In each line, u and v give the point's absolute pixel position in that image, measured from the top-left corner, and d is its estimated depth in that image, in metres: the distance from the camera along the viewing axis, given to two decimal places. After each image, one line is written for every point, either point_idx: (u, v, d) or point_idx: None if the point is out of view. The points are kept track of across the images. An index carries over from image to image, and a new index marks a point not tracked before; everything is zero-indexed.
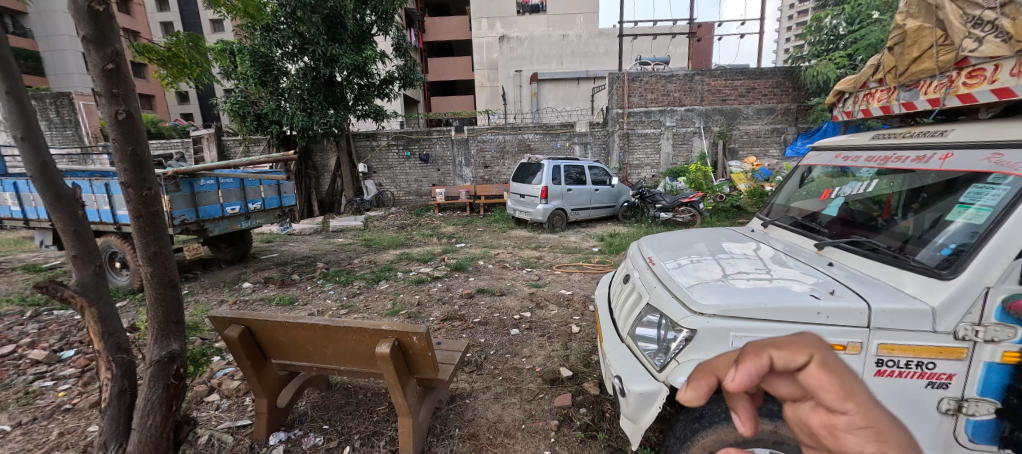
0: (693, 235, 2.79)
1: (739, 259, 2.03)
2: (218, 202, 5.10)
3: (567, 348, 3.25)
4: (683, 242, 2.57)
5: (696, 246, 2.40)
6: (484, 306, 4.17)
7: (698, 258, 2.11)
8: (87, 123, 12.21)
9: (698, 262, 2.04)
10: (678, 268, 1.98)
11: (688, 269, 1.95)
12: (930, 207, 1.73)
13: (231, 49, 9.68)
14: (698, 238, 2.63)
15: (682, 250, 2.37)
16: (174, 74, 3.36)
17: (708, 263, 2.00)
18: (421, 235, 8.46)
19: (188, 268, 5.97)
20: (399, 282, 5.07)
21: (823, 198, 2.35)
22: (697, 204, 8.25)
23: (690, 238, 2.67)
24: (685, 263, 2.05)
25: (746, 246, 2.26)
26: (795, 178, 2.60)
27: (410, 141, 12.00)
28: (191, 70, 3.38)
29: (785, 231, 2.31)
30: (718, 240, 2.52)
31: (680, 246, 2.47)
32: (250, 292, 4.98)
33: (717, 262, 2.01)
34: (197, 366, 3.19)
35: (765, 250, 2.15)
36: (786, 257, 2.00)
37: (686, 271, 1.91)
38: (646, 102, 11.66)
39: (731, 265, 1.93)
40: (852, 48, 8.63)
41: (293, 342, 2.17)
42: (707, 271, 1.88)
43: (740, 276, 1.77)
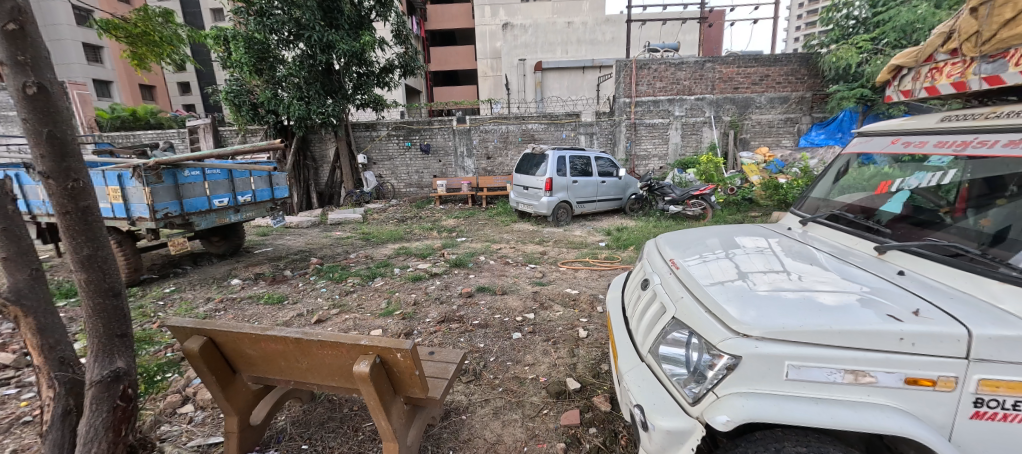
0: (715, 231, 2.49)
1: (777, 262, 1.73)
2: (204, 195, 4.83)
3: (573, 355, 2.96)
4: (703, 239, 2.29)
5: (720, 243, 2.11)
6: (484, 306, 3.89)
7: (726, 259, 1.83)
8: (81, 113, 11.98)
9: (728, 265, 1.75)
10: (706, 273, 1.68)
11: (717, 274, 1.66)
12: (998, 203, 1.56)
13: (225, 35, 9.37)
14: (719, 234, 2.35)
15: (703, 248, 2.09)
16: (145, 54, 3.20)
17: (742, 267, 1.71)
18: (421, 229, 8.18)
19: (178, 263, 5.73)
20: (396, 279, 4.80)
21: (878, 192, 2.04)
22: (708, 197, 7.89)
23: (711, 234, 2.38)
24: (713, 266, 1.76)
25: (778, 246, 1.98)
26: (836, 168, 2.29)
27: (410, 131, 11.66)
28: (162, 49, 3.22)
29: (827, 231, 2.02)
30: (742, 237, 2.24)
31: (700, 244, 2.19)
32: (238, 289, 4.72)
33: (749, 265, 1.72)
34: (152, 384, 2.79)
35: (804, 251, 1.87)
36: (831, 260, 1.71)
37: (716, 277, 1.62)
38: (655, 90, 11.25)
39: (769, 270, 1.65)
40: (876, 31, 8.17)
41: (263, 355, 1.89)
42: (742, 278, 1.58)
43: (784, 286, 1.48)
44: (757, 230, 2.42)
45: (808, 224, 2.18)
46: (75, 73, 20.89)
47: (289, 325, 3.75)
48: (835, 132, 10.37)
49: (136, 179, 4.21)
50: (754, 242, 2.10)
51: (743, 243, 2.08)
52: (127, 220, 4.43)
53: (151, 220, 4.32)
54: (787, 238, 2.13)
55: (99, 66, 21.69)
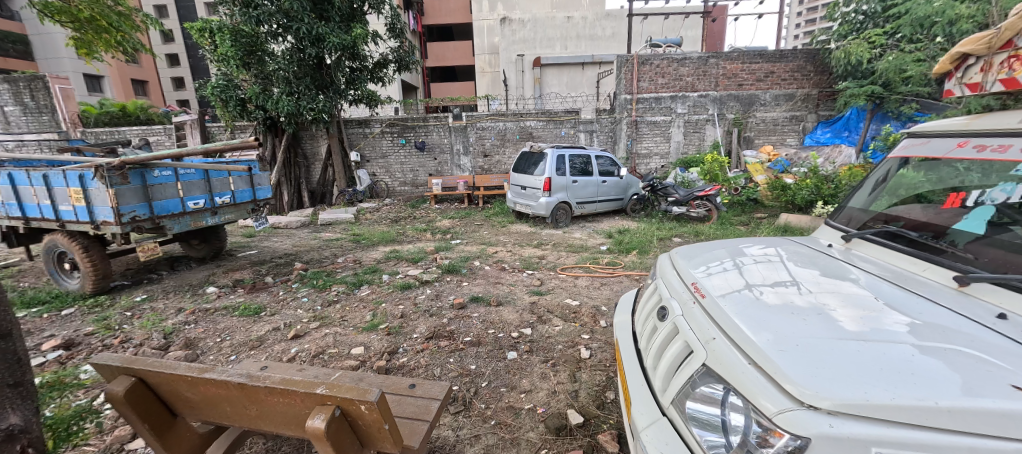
0: (732, 241, 2.21)
1: (822, 290, 1.47)
2: (177, 196, 4.50)
3: (575, 380, 2.65)
4: (718, 253, 2.02)
5: (741, 261, 1.84)
6: (477, 320, 3.57)
7: (758, 284, 1.56)
8: (64, 109, 11.62)
9: (762, 292, 1.49)
10: (738, 303, 1.42)
11: (750, 305, 1.39)
12: None
13: (211, 28, 8.99)
14: (737, 248, 2.07)
15: (721, 266, 1.81)
16: (94, 40, 3.41)
17: (779, 296, 1.44)
18: (414, 230, 7.86)
19: (153, 268, 5.40)
20: (383, 287, 4.48)
21: (951, 205, 1.81)
22: (713, 198, 7.56)
23: (729, 246, 2.09)
24: (742, 293, 1.50)
25: (816, 267, 1.71)
26: (876, 177, 2.12)
27: (405, 128, 11.31)
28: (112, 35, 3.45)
29: (877, 250, 1.75)
30: (767, 251, 1.96)
31: (717, 260, 1.91)
32: (213, 298, 4.38)
33: (788, 293, 1.46)
34: (75, 430, 2.32)
35: (852, 275, 1.60)
36: (891, 290, 1.45)
37: (752, 311, 1.35)
38: (657, 87, 10.95)
39: (814, 302, 1.39)
40: (892, 25, 7.82)
41: (205, 399, 1.57)
42: (785, 314, 1.32)
43: (843, 329, 1.22)
44: (786, 242, 2.13)
45: (852, 240, 1.89)
46: (66, 67, 20.50)
47: (263, 341, 3.42)
48: (841, 130, 10.11)
49: (99, 180, 3.89)
50: (785, 259, 1.82)
51: (770, 260, 1.81)
52: (91, 224, 4.10)
53: (117, 224, 3.99)
54: (825, 255, 1.86)
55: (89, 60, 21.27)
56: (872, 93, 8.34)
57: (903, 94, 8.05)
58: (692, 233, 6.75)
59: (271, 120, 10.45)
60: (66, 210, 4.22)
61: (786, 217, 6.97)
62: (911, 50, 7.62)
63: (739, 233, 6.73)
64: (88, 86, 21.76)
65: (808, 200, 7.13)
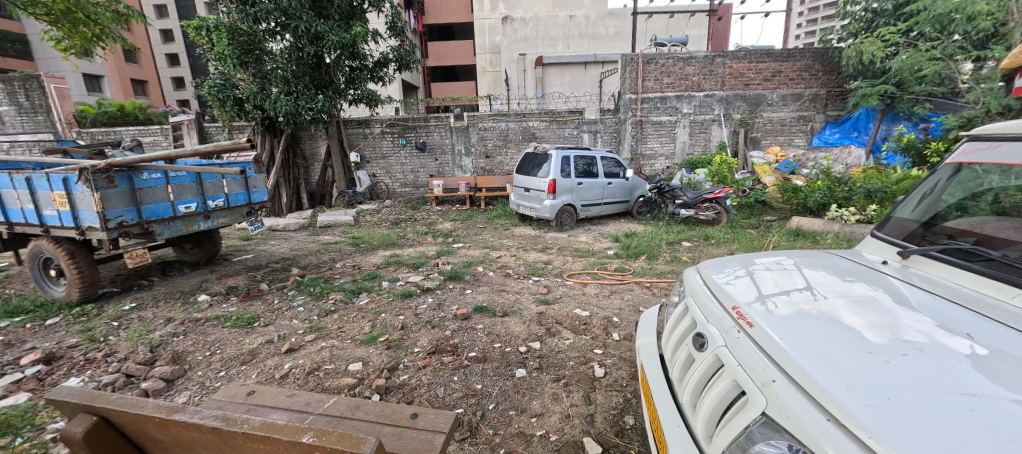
0: (766, 257, 2.03)
1: (881, 317, 1.31)
2: (167, 200, 4.30)
3: (590, 402, 2.45)
4: (743, 270, 1.84)
5: (774, 281, 1.67)
6: (481, 333, 3.37)
7: (805, 310, 1.39)
8: (59, 109, 11.40)
9: (813, 321, 1.32)
10: (791, 336, 1.24)
11: (807, 340, 1.22)
12: None
13: (207, 26, 8.80)
14: (764, 264, 1.90)
15: (753, 287, 1.64)
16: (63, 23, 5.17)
17: (834, 326, 1.28)
18: (415, 233, 7.66)
19: (145, 274, 5.21)
20: (382, 296, 4.28)
21: None
22: (723, 200, 7.31)
23: (764, 262, 1.91)
24: (791, 322, 1.32)
25: (864, 288, 1.54)
26: (925, 188, 1.99)
27: (406, 128, 11.11)
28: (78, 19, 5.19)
29: (942, 270, 1.58)
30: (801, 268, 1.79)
31: (746, 278, 1.74)
32: (205, 307, 4.18)
33: (842, 322, 1.30)
34: None
35: (911, 298, 1.44)
36: (963, 318, 1.29)
37: (813, 347, 1.17)
38: (662, 86, 10.74)
39: (877, 333, 1.22)
40: (909, 22, 7.55)
41: (177, 441, 1.37)
42: (852, 351, 1.15)
43: (929, 372, 1.05)
44: (826, 257, 1.96)
45: (911, 257, 1.71)
46: (65, 67, 20.37)
47: (255, 355, 3.21)
48: (850, 130, 9.90)
49: (83, 183, 3.69)
50: (824, 278, 1.66)
51: (807, 280, 1.65)
52: (75, 230, 3.90)
53: (102, 230, 3.79)
54: (870, 273, 1.70)
55: (89, 59, 21.14)
56: (885, 93, 8.08)
57: (916, 94, 7.83)
58: (702, 237, 6.54)
59: (269, 120, 10.27)
60: (50, 215, 4.03)
61: (798, 220, 6.76)
62: (927, 49, 7.37)
63: (750, 236, 6.52)
64: (87, 86, 21.59)
65: (820, 202, 6.82)
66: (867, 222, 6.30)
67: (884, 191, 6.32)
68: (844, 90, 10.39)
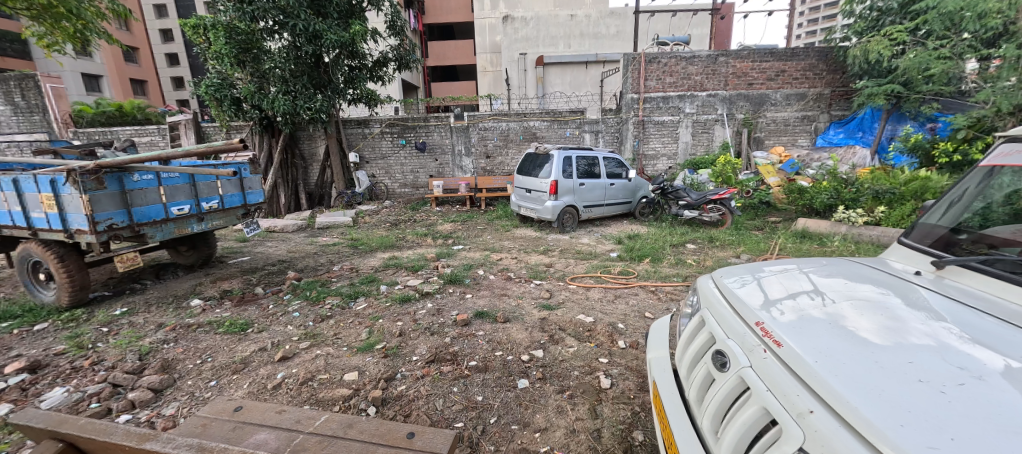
0: (785, 266, 1.92)
1: (910, 330, 1.22)
2: (159, 202, 4.19)
3: (596, 416, 2.33)
4: (755, 281, 1.74)
5: (790, 293, 1.57)
6: (482, 340, 3.26)
7: (829, 325, 1.30)
8: (56, 108, 11.26)
9: (841, 338, 1.22)
10: (822, 356, 1.14)
11: (842, 361, 1.12)
12: None
13: (204, 25, 8.70)
14: (775, 275, 1.80)
15: (770, 299, 1.54)
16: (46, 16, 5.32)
17: (872, 347, 1.17)
18: (414, 234, 7.54)
19: (138, 277, 5.10)
20: (380, 300, 4.15)
21: None
22: (727, 201, 7.18)
23: (784, 272, 1.80)
24: (819, 339, 1.23)
25: (888, 298, 1.46)
26: (953, 196, 1.91)
27: (405, 128, 10.99)
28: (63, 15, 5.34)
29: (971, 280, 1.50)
30: (818, 278, 1.70)
31: (761, 289, 1.64)
32: (198, 311, 4.06)
33: (876, 339, 1.20)
34: None
35: (942, 310, 1.35)
36: (1003, 332, 1.20)
37: (849, 370, 1.07)
38: (664, 86, 10.62)
39: (914, 351, 1.14)
40: (918, 20, 7.42)
41: None
42: (891, 375, 1.05)
43: (988, 404, 0.94)
44: (849, 265, 1.85)
45: (946, 267, 1.60)
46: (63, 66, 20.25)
47: (248, 363, 3.10)
48: (855, 130, 9.79)
49: (72, 185, 3.58)
50: (844, 289, 1.57)
51: (826, 291, 1.56)
52: (63, 233, 3.79)
53: (91, 234, 3.68)
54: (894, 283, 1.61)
55: (88, 59, 21.05)
56: (892, 92, 7.94)
57: (923, 94, 7.71)
58: (707, 238, 6.41)
59: (268, 120, 10.15)
60: (39, 218, 3.92)
61: (804, 222, 6.65)
62: (936, 46, 7.30)
63: (756, 238, 6.40)
64: (86, 86, 21.47)
65: (827, 204, 6.69)
66: (875, 223, 6.16)
67: (892, 192, 6.18)
68: (848, 90, 10.27)
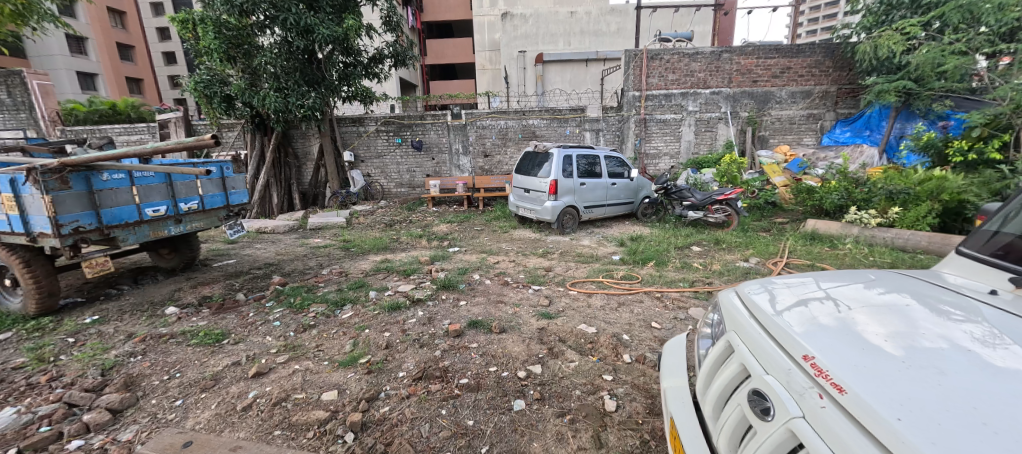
0: (820, 281, 1.71)
1: (996, 379, 1.04)
2: (132, 203, 3.92)
3: (600, 445, 2.08)
4: (787, 300, 1.54)
5: (818, 315, 1.40)
6: (475, 354, 3.00)
7: (882, 359, 1.14)
8: (43, 106, 10.98)
9: (904, 377, 1.06)
10: (900, 409, 0.96)
11: (927, 419, 0.93)
12: None
13: (193, 19, 8.42)
14: (790, 290, 1.63)
15: (797, 323, 1.36)
16: None
17: (965, 403, 0.97)
18: (408, 236, 7.27)
19: (115, 282, 4.83)
20: (367, 308, 3.88)
21: None
22: (734, 202, 6.91)
23: (821, 290, 1.60)
24: (883, 380, 1.05)
25: (924, 317, 1.33)
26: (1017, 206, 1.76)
27: (401, 126, 10.72)
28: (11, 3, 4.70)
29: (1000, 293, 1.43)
30: (856, 297, 1.52)
31: (791, 311, 1.44)
32: (173, 321, 3.80)
33: (958, 389, 1.02)
34: None
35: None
36: None
37: (941, 430, 0.89)
38: (667, 83, 10.36)
39: (989, 393, 1.00)
40: (932, 14, 7.17)
41: None
42: (1002, 446, 0.86)
43: None
44: (897, 280, 1.65)
45: None
46: (58, 65, 19.98)
47: (219, 379, 2.83)
48: (862, 128, 9.57)
49: (33, 185, 3.31)
50: (872, 307, 1.43)
51: (856, 312, 1.40)
52: (26, 236, 3.52)
53: (55, 238, 3.41)
54: (923, 294, 1.51)
55: (83, 57, 20.75)
56: (904, 89, 7.66)
57: (935, 91, 7.48)
58: (712, 240, 6.15)
59: (259, 118, 9.92)
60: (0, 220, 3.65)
61: (813, 223, 6.39)
62: (951, 41, 7.04)
63: (764, 240, 6.14)
64: (81, 85, 21.21)
65: (837, 204, 6.44)
66: (889, 224, 5.88)
67: (907, 193, 5.88)
68: (855, 87, 10.03)
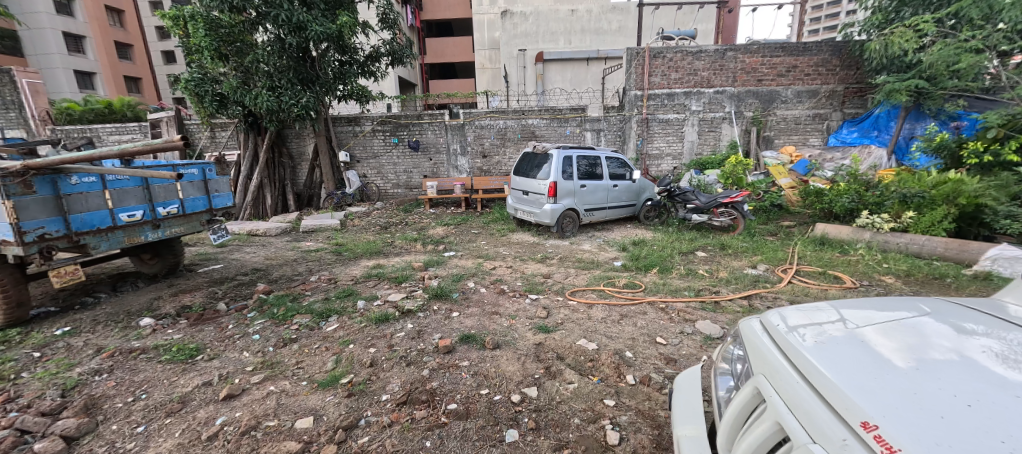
0: (855, 313, 1.56)
1: None
2: (105, 208, 3.71)
3: None
4: (825, 338, 1.38)
5: (864, 359, 1.24)
6: (466, 373, 2.77)
7: (959, 429, 0.97)
8: (32, 104, 10.77)
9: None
10: None
11: None
12: None
13: (182, 15, 8.16)
14: (813, 321, 1.50)
15: (827, 358, 1.26)
16: None
17: None
18: (403, 240, 7.04)
19: (92, 290, 4.61)
20: (354, 320, 3.64)
21: None
22: (740, 205, 6.66)
23: (860, 326, 1.45)
24: (939, 428, 0.97)
25: (980, 363, 1.20)
26: None
27: (398, 126, 10.48)
28: None
29: (996, 315, 1.47)
30: (901, 335, 1.36)
31: (832, 354, 1.28)
32: (147, 333, 3.58)
33: None
34: None
35: None
36: None
37: None
38: (669, 82, 10.12)
39: None
40: (946, 10, 6.91)
41: None
42: None
43: None
44: (943, 313, 1.50)
45: None
46: (54, 63, 19.78)
47: (186, 402, 2.61)
48: (870, 129, 9.33)
49: None
50: (889, 332, 1.39)
51: (878, 339, 1.34)
52: None
53: (18, 246, 3.19)
54: (960, 325, 1.41)
55: (81, 56, 20.56)
56: (916, 88, 7.39)
57: (948, 90, 7.23)
58: (718, 245, 5.91)
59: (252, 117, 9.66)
60: None
61: (823, 226, 6.16)
62: (967, 38, 6.78)
63: (771, 244, 5.91)
64: (79, 83, 21.03)
65: (847, 208, 6.15)
66: (902, 229, 5.60)
67: (921, 196, 5.52)
68: (863, 86, 9.78)
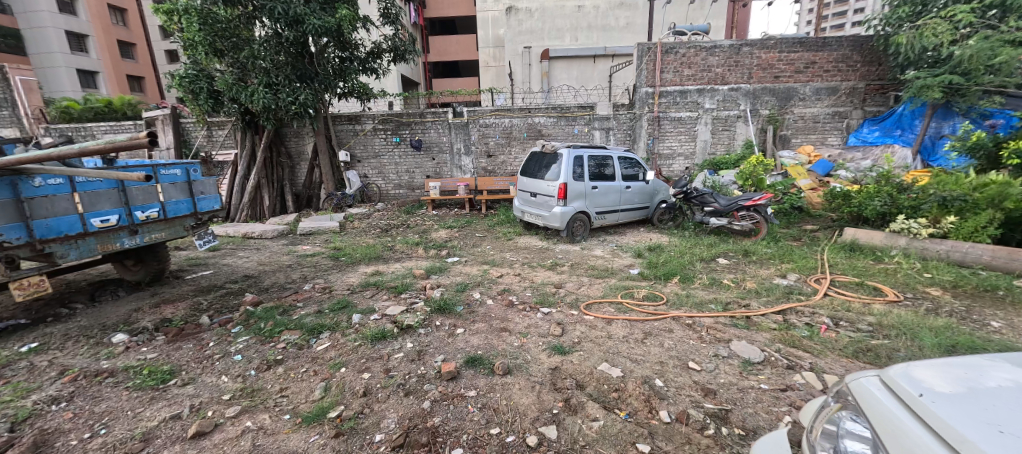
0: (986, 373, 1.30)
1: None
2: (75, 212, 3.37)
3: None
4: (984, 417, 1.08)
5: None
6: (472, 406, 2.40)
7: None
8: (26, 102, 10.42)
9: None
10: None
11: None
12: None
13: (175, 8, 7.84)
14: (947, 387, 1.22)
15: (1014, 451, 0.97)
16: None
17: None
18: (404, 244, 6.67)
19: (70, 300, 4.27)
20: (347, 337, 3.27)
21: None
22: (763, 208, 6.24)
23: (1010, 396, 1.17)
24: None
25: None
26: None
27: (400, 124, 10.12)
28: None
29: None
30: None
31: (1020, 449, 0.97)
32: (120, 351, 3.23)
33: None
34: None
35: None
36: None
37: None
38: (682, 78, 9.70)
39: None
40: None
41: None
42: None
43: None
44: None
45: None
46: (58, 62, 19.64)
47: (148, 441, 2.25)
48: (892, 128, 8.90)
49: None
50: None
51: None
52: None
53: None
54: None
55: (84, 55, 20.38)
56: (948, 84, 6.95)
57: (985, 86, 6.77)
58: (741, 252, 5.51)
59: (250, 115, 9.34)
60: None
61: (852, 231, 5.77)
62: (1010, 30, 6.39)
63: (798, 251, 5.50)
64: (82, 82, 20.87)
65: (880, 212, 5.71)
66: (942, 236, 5.18)
67: (963, 199, 5.11)
68: (885, 83, 9.33)
